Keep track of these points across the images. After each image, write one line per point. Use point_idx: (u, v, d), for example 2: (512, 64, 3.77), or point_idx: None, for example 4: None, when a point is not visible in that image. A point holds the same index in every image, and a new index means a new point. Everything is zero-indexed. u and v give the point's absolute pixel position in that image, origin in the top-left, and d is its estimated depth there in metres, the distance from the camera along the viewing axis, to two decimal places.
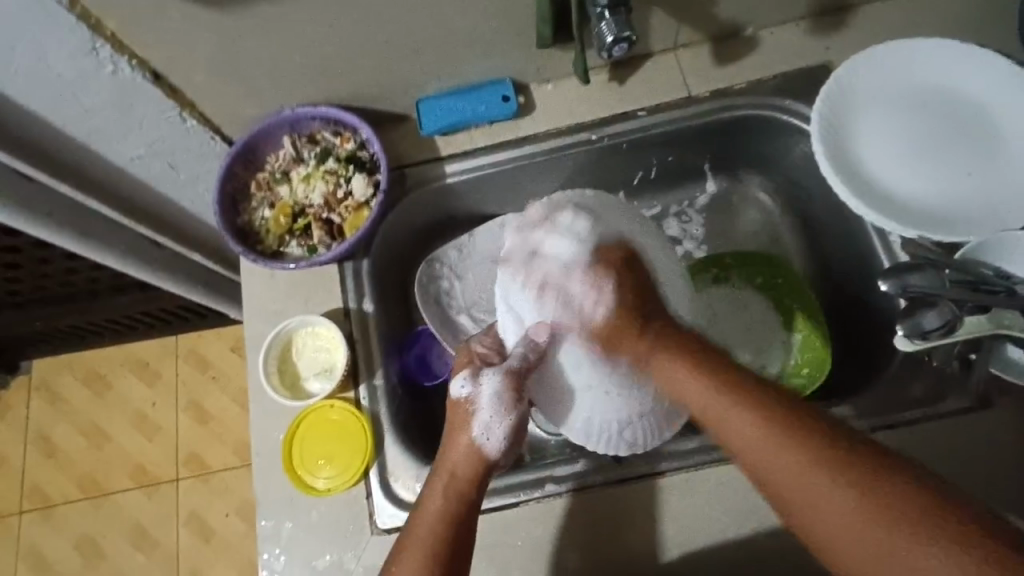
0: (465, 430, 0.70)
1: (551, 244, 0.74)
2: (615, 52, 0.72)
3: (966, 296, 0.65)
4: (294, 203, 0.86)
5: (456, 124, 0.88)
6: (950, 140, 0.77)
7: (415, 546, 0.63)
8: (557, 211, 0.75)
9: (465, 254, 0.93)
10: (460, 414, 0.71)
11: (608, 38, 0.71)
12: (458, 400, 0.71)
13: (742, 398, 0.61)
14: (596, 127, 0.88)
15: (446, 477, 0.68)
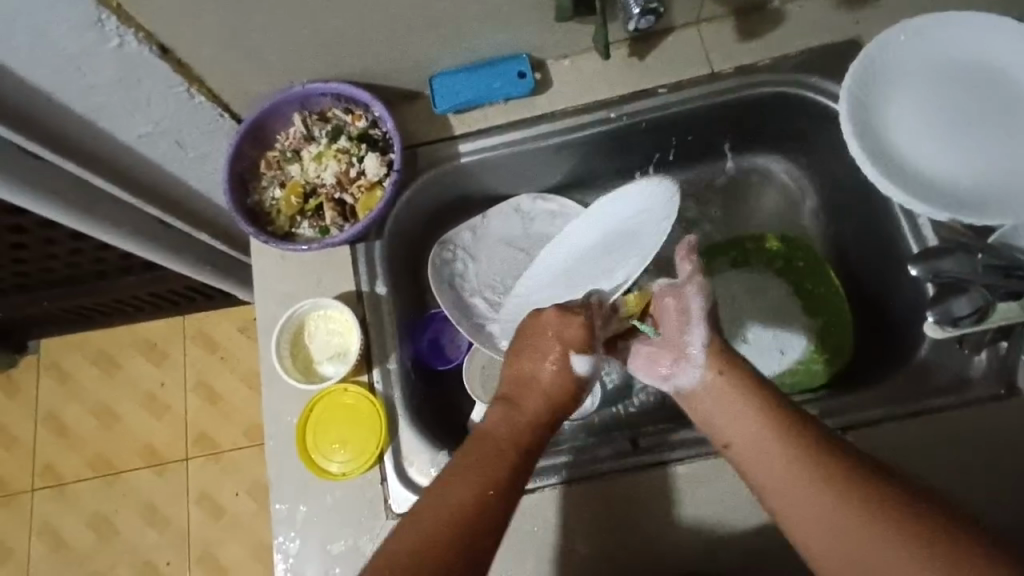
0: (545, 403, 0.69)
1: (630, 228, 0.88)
2: (641, 25, 0.70)
3: (999, 282, 0.64)
4: (306, 182, 0.83)
5: (470, 102, 0.85)
6: (984, 120, 0.74)
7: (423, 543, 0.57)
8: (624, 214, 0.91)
9: (479, 236, 0.92)
10: (557, 382, 0.69)
11: (634, 10, 0.69)
12: (566, 369, 0.69)
13: (804, 449, 0.59)
14: (615, 105, 0.86)
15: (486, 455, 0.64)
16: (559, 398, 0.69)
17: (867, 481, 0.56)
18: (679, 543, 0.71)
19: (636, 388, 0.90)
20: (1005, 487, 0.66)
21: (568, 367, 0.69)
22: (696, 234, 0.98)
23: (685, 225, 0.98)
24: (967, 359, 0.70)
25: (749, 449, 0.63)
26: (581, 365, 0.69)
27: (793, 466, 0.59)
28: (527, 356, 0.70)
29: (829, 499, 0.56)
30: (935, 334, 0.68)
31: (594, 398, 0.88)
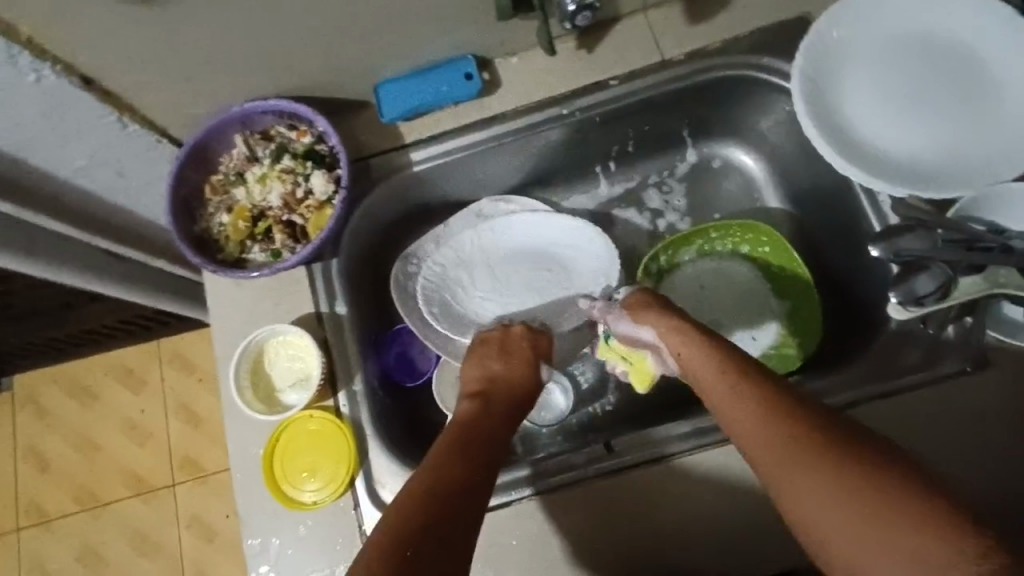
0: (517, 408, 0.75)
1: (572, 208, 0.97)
2: (578, 21, 0.70)
3: (960, 257, 0.63)
4: (252, 206, 0.80)
5: (418, 109, 0.82)
6: (940, 91, 0.73)
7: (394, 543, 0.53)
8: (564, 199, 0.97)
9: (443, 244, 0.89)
10: (527, 387, 0.77)
11: (570, 8, 0.69)
12: (535, 376, 0.78)
13: (794, 429, 0.58)
14: (568, 100, 0.83)
15: (455, 462, 0.63)
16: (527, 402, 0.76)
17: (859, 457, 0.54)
18: (659, 540, 0.70)
19: (609, 386, 0.89)
20: (977, 460, 0.66)
21: (536, 374, 0.78)
22: (661, 224, 0.97)
23: (650, 215, 0.97)
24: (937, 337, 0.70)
25: (742, 433, 0.61)
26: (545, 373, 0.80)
27: (787, 447, 0.57)
28: (501, 360, 0.77)
29: (826, 479, 0.54)
30: (900, 315, 0.67)
31: (566, 396, 0.88)
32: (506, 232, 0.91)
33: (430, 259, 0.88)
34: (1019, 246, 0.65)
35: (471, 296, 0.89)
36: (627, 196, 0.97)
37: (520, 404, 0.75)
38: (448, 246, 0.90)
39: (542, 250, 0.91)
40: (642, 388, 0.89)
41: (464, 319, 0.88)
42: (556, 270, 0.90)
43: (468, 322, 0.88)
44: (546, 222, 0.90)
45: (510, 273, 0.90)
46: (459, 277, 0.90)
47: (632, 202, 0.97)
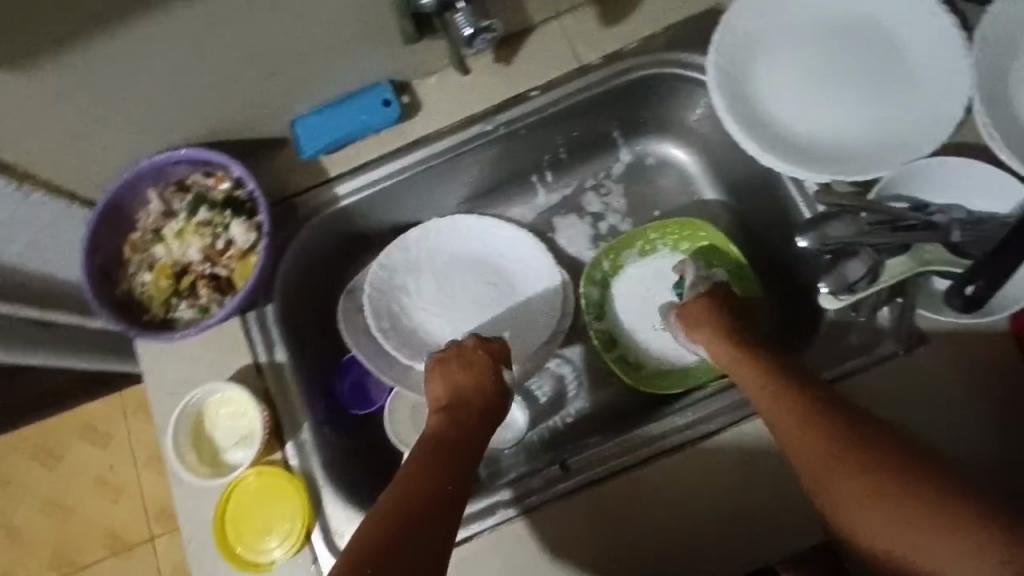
0: (481, 427, 0.71)
1: (514, 211, 0.97)
2: (478, 44, 0.69)
3: (883, 240, 0.64)
4: (174, 262, 0.77)
5: (337, 141, 0.80)
6: (854, 70, 0.73)
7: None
8: (507, 204, 0.96)
9: (393, 271, 0.89)
10: (490, 402, 0.73)
11: (467, 31, 0.67)
12: (498, 379, 0.75)
13: (825, 424, 0.61)
14: (490, 116, 0.82)
15: (416, 498, 0.59)
16: (493, 417, 0.73)
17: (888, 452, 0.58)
18: (623, 550, 0.70)
19: (569, 396, 0.89)
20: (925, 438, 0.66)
21: (500, 386, 0.75)
22: (603, 227, 0.96)
23: (591, 219, 0.96)
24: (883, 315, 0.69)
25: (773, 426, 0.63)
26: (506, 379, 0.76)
27: (831, 450, 0.59)
28: (463, 371, 0.74)
29: (856, 476, 0.58)
30: (833, 304, 0.67)
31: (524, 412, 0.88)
32: (451, 237, 0.92)
33: (379, 262, 0.88)
34: (943, 221, 0.66)
35: (418, 307, 0.90)
36: (566, 202, 0.96)
37: (485, 412, 0.72)
38: (398, 249, 0.89)
39: (488, 259, 0.92)
40: (598, 398, 0.89)
41: (411, 330, 0.88)
42: (503, 285, 0.91)
43: (415, 334, 0.88)
44: (494, 235, 0.92)
45: (457, 285, 0.91)
46: (406, 285, 0.90)
47: (571, 208, 0.96)
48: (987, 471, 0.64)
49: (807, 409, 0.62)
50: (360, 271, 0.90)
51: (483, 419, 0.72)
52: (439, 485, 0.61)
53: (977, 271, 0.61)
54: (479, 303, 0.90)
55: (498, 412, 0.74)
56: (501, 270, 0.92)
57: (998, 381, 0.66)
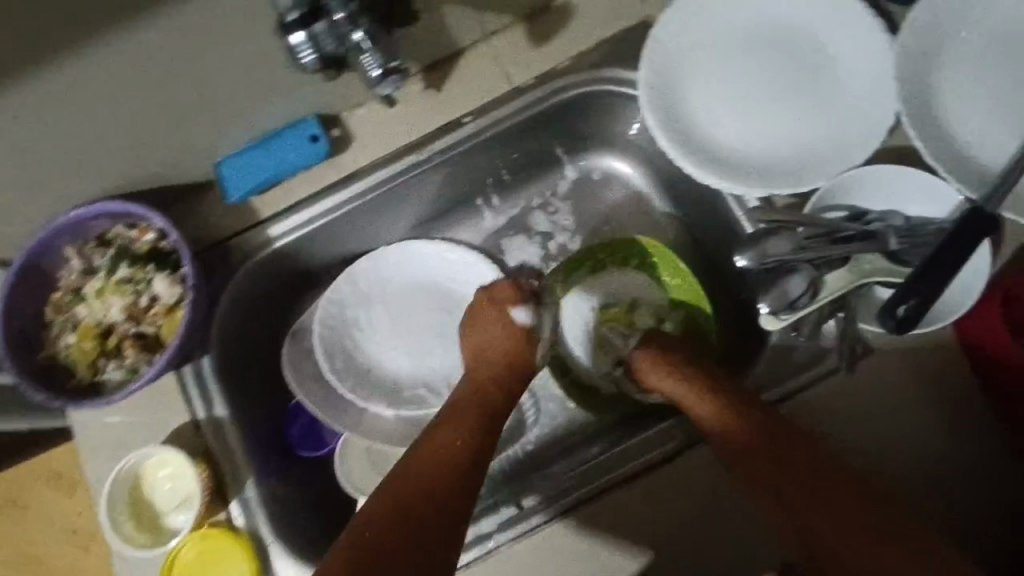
0: (502, 383, 0.72)
1: (462, 233, 0.94)
2: (389, 87, 0.58)
3: (821, 254, 0.64)
4: (98, 322, 0.73)
5: (265, 182, 0.77)
6: (785, 79, 0.71)
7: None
8: (453, 227, 0.93)
9: (344, 307, 0.86)
10: (511, 354, 0.73)
11: (374, 73, 0.56)
12: (510, 324, 0.73)
13: (775, 459, 0.60)
14: (423, 145, 0.79)
15: (426, 481, 0.61)
16: (520, 363, 0.73)
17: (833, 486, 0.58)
18: None
19: (529, 422, 0.85)
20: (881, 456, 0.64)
21: (523, 333, 0.73)
22: (553, 246, 0.93)
23: (540, 239, 0.93)
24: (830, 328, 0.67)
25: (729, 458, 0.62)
26: (524, 317, 0.74)
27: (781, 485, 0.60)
28: (473, 326, 0.74)
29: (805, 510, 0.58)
30: (774, 326, 0.67)
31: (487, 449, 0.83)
32: (400, 266, 0.89)
33: (327, 297, 0.85)
34: (880, 228, 0.65)
35: (371, 342, 0.86)
36: (514, 223, 0.93)
37: (503, 358, 0.72)
38: (348, 283, 0.86)
39: (439, 285, 0.90)
40: (556, 423, 0.85)
41: (366, 368, 0.85)
42: (458, 314, 0.89)
43: (370, 372, 0.84)
44: (447, 262, 0.89)
45: (412, 317, 0.89)
46: (358, 319, 0.87)
47: (520, 229, 0.94)
48: (941, 480, 0.63)
49: (758, 443, 0.61)
50: (305, 311, 0.86)
51: (509, 371, 0.72)
52: (449, 465, 0.62)
53: (917, 283, 0.53)
54: (434, 332, 0.88)
55: (525, 359, 0.74)
56: (455, 297, 0.90)
57: (949, 388, 0.65)
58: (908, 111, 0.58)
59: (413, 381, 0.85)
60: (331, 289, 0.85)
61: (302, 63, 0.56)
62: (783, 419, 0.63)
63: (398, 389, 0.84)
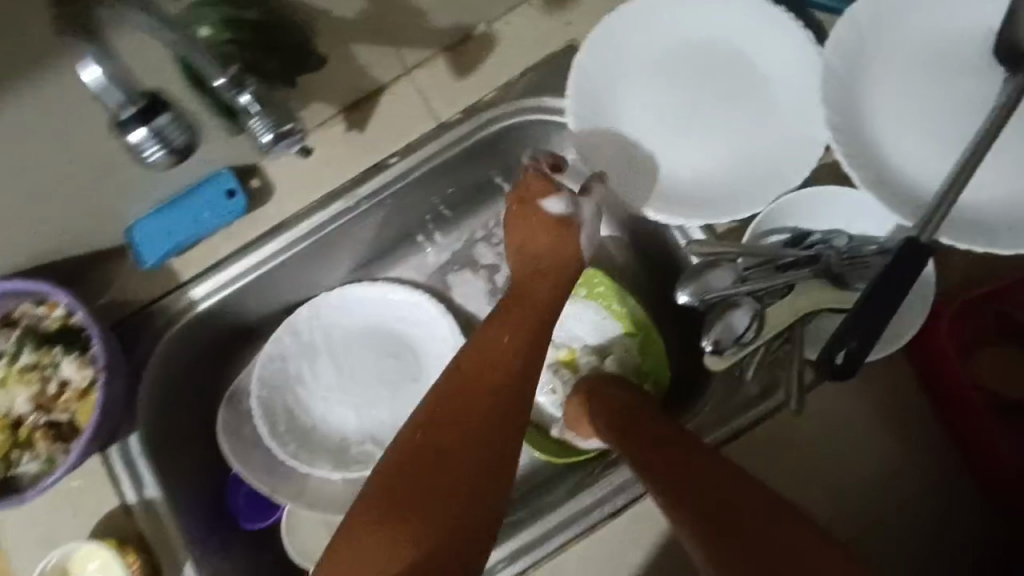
0: (549, 284, 0.67)
1: (401, 272, 0.88)
2: (282, 151, 0.52)
3: (760, 286, 0.62)
4: (7, 412, 0.68)
5: (182, 243, 0.71)
6: (714, 102, 0.69)
7: (400, 496, 0.55)
8: (388, 267, 0.88)
9: (288, 360, 0.82)
10: (554, 251, 0.67)
11: (263, 137, 0.50)
12: (548, 217, 0.67)
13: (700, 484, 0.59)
14: (348, 191, 0.75)
15: (479, 386, 0.59)
16: (566, 260, 0.67)
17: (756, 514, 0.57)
18: None
19: None
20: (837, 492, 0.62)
21: (561, 227, 0.67)
22: (500, 278, 0.88)
23: (486, 273, 0.88)
24: (781, 360, 0.64)
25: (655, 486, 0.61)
26: (559, 210, 0.67)
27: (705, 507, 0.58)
28: (518, 220, 0.69)
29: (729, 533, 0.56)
30: (723, 365, 0.64)
31: None
32: (341, 312, 0.85)
33: (265, 354, 0.81)
34: (825, 253, 0.63)
35: (317, 396, 0.83)
36: (458, 258, 0.88)
37: (552, 256, 0.67)
38: (288, 336, 0.82)
39: (383, 329, 0.86)
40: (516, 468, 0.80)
41: (310, 426, 0.81)
42: (406, 358, 0.85)
43: (314, 430, 0.81)
44: (390, 303, 0.86)
45: (357, 365, 0.85)
46: (301, 373, 0.83)
47: (464, 262, 0.89)
48: (899, 505, 0.61)
49: (682, 471, 0.60)
50: (243, 369, 0.82)
51: (551, 275, 0.67)
52: (502, 370, 0.60)
53: (854, 327, 0.52)
54: (380, 379, 0.84)
55: (569, 254, 0.67)
56: (399, 340, 0.86)
57: (903, 409, 0.63)
58: (839, 147, 0.57)
59: (359, 434, 0.81)
60: (269, 342, 0.81)
61: (149, 162, 0.52)
62: (711, 451, 0.63)
63: (344, 447, 0.81)
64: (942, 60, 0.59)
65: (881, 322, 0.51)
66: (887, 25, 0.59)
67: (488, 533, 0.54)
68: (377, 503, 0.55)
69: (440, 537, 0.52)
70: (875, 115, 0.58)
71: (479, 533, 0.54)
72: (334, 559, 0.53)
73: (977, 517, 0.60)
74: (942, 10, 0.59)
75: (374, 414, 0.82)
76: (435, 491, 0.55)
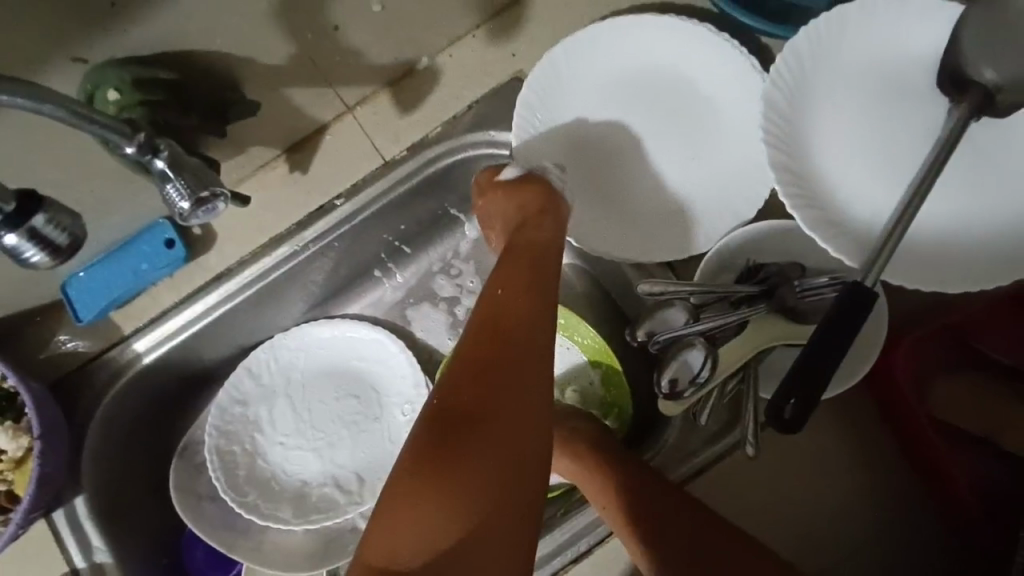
0: (537, 233, 0.62)
1: (356, 309, 0.85)
2: (203, 216, 0.53)
3: (712, 327, 0.62)
4: None
5: (120, 297, 0.69)
6: (666, 135, 0.69)
7: (436, 471, 0.47)
8: (341, 305, 0.84)
9: (248, 406, 0.79)
10: (529, 202, 0.64)
11: (183, 204, 0.51)
12: (508, 187, 0.66)
13: (670, 523, 0.59)
14: (295, 235, 0.72)
15: (506, 351, 0.52)
16: (553, 213, 0.64)
17: (718, 550, 0.58)
18: None
19: None
20: (804, 529, 0.61)
21: (525, 181, 0.65)
22: (460, 311, 0.84)
23: (446, 305, 0.84)
24: (738, 399, 0.63)
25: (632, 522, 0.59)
26: (514, 173, 0.66)
27: (676, 540, 0.58)
28: (497, 195, 0.66)
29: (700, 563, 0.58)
30: (679, 409, 0.62)
31: None
32: (301, 351, 0.81)
33: (220, 402, 0.78)
34: (780, 286, 0.62)
35: (276, 443, 0.80)
36: (416, 292, 0.85)
37: (535, 211, 0.64)
38: (244, 379, 0.79)
39: (342, 367, 0.82)
40: None
41: (270, 475, 0.78)
42: (367, 398, 0.81)
43: (274, 479, 0.78)
44: (350, 341, 0.82)
45: (315, 407, 0.81)
46: (259, 419, 0.80)
47: (423, 296, 0.85)
48: (863, 539, 0.60)
49: (649, 510, 0.59)
50: (198, 417, 0.80)
51: (529, 227, 0.63)
52: (518, 330, 0.53)
53: (800, 380, 0.50)
54: (341, 422, 0.80)
55: (543, 199, 0.65)
56: (360, 378, 0.82)
57: (863, 441, 0.62)
58: (785, 190, 0.58)
59: (322, 480, 0.78)
60: (225, 387, 0.78)
61: (31, 263, 0.49)
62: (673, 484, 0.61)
63: (307, 495, 0.78)
64: (884, 91, 0.60)
65: (808, 346, 0.50)
66: (824, 65, 0.60)
67: (532, 507, 0.49)
68: (412, 475, 0.47)
69: (486, 514, 0.46)
70: (822, 153, 0.60)
71: (524, 508, 0.48)
72: (373, 545, 0.45)
73: (941, 550, 0.59)
74: (879, 43, 0.60)
75: (334, 457, 0.79)
76: (477, 475, 0.47)
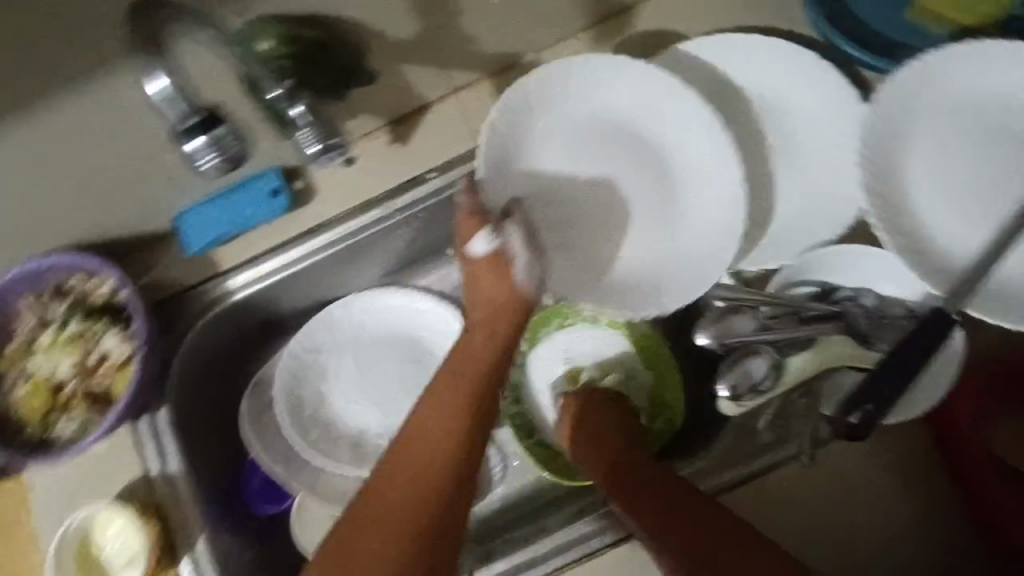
0: (489, 333, 0.64)
1: (426, 281, 0.89)
2: (327, 161, 0.64)
3: (783, 338, 0.64)
4: (48, 378, 0.73)
5: (223, 235, 0.75)
6: (746, 149, 0.70)
7: (368, 528, 0.55)
8: (413, 275, 0.89)
9: (317, 355, 0.84)
10: (488, 292, 0.64)
11: (313, 147, 0.63)
12: (475, 264, 0.64)
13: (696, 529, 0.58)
14: (387, 200, 0.77)
15: (433, 445, 0.58)
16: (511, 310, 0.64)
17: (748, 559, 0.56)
18: None
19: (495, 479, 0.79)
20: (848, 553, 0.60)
21: (489, 267, 0.63)
22: None
23: None
24: (795, 413, 0.65)
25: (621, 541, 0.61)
26: (484, 250, 0.63)
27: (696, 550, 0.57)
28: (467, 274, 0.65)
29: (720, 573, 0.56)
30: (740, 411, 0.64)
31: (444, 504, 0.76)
32: (371, 312, 0.86)
33: (293, 347, 0.83)
34: (852, 312, 0.65)
35: (337, 394, 0.84)
36: None
37: (496, 303, 0.64)
38: (317, 329, 0.84)
39: (407, 332, 0.86)
40: (519, 487, 0.79)
41: (328, 422, 0.83)
42: (427, 364, 0.85)
43: (331, 427, 0.83)
44: (418, 310, 0.86)
45: (377, 366, 0.85)
46: (325, 369, 0.85)
47: None
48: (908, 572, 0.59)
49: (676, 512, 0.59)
50: (270, 359, 0.85)
51: (481, 322, 0.64)
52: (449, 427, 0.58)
53: (864, 394, 0.55)
54: (400, 382, 0.84)
55: (497, 293, 0.64)
56: (422, 343, 0.86)
57: (915, 475, 0.61)
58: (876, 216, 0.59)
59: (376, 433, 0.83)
60: (299, 334, 0.83)
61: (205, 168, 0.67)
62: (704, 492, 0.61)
63: (360, 446, 0.82)
64: (982, 127, 0.60)
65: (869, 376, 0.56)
66: (933, 99, 0.61)
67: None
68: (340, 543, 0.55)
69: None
70: (918, 184, 0.61)
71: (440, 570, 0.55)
72: None
73: None
74: (994, 83, 0.60)
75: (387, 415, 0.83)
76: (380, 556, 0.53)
